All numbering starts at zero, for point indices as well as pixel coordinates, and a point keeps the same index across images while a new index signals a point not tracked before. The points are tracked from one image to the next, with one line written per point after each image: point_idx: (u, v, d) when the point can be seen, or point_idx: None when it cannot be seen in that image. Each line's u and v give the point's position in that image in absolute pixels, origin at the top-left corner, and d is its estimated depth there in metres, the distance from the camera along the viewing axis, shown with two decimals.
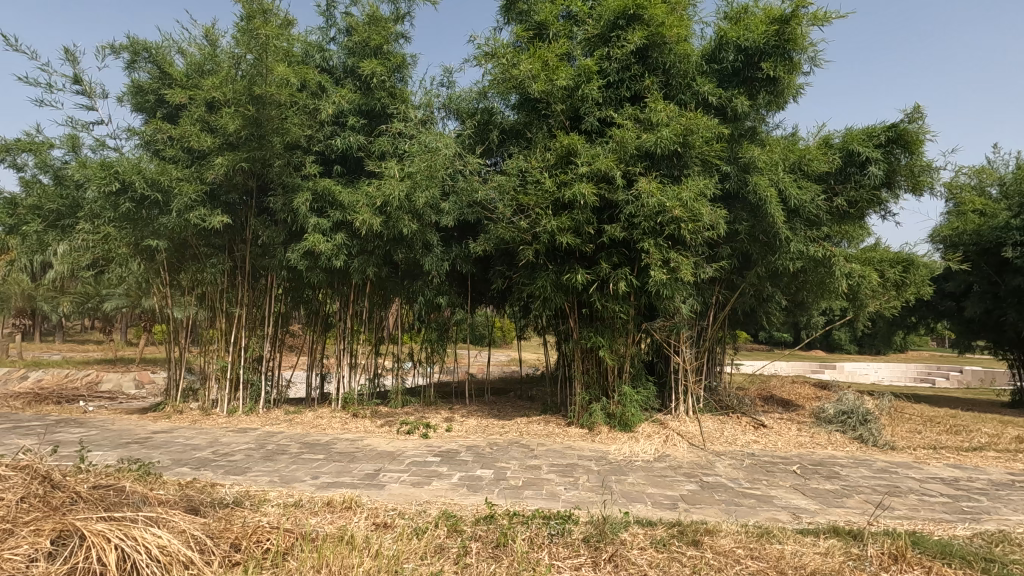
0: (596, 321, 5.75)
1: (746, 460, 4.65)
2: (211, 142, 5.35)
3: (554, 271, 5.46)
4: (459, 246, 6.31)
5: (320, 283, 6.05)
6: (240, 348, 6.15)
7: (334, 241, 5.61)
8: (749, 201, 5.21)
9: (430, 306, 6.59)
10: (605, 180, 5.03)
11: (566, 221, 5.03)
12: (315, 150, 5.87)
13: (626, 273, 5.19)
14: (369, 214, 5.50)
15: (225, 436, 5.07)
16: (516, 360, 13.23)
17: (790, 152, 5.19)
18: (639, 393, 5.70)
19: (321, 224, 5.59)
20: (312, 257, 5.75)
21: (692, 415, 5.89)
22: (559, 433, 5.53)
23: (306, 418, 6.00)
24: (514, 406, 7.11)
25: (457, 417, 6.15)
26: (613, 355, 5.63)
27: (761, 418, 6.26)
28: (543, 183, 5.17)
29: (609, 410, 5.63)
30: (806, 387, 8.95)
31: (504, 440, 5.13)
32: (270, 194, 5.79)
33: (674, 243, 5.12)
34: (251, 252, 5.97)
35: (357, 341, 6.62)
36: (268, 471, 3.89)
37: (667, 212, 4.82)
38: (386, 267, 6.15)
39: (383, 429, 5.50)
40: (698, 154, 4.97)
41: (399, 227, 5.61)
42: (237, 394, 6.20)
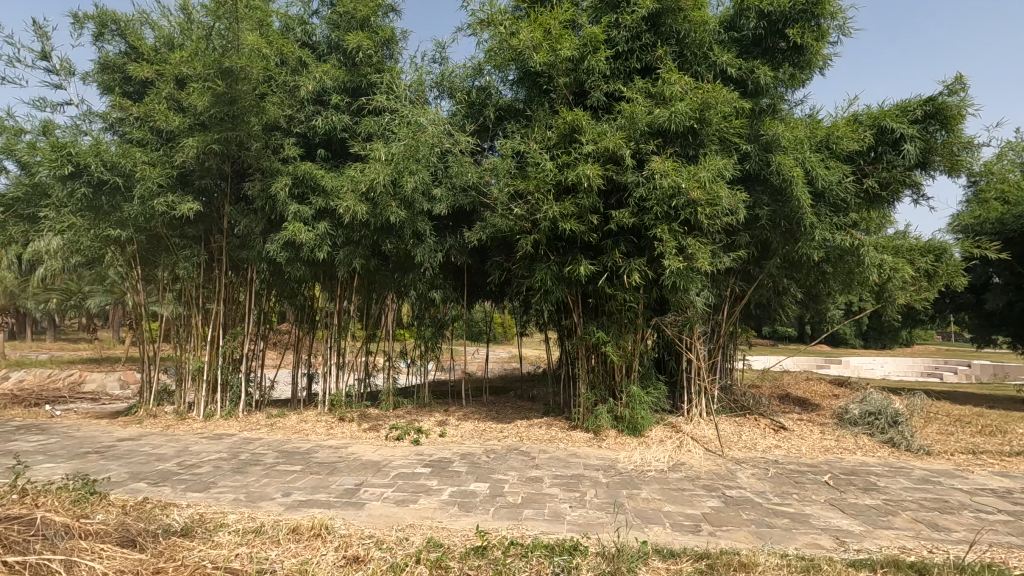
0: (602, 316, 5.31)
1: (769, 468, 4.19)
2: (178, 122, 4.88)
3: (556, 261, 4.99)
4: (454, 236, 5.86)
5: (304, 277, 5.60)
6: (218, 348, 5.71)
7: (317, 231, 5.16)
8: (771, 183, 4.75)
9: (424, 300, 6.13)
10: (613, 160, 4.58)
11: (569, 206, 4.58)
12: (297, 132, 5.42)
13: (637, 264, 4.74)
14: (356, 201, 5.06)
15: (196, 444, 4.63)
16: (517, 356, 12.78)
17: (816, 129, 4.73)
18: (649, 394, 5.25)
19: (305, 211, 5.15)
20: (295, 247, 5.31)
21: (706, 418, 5.44)
22: (562, 438, 5.08)
23: (289, 422, 5.56)
24: (514, 407, 6.65)
25: (452, 421, 5.70)
26: (621, 353, 5.18)
27: (780, 420, 5.81)
28: (543, 164, 4.71)
29: (616, 413, 5.18)
30: (821, 385, 8.49)
31: (502, 447, 4.68)
32: (247, 180, 5.33)
33: (689, 230, 4.68)
34: (228, 243, 5.51)
35: (345, 338, 6.16)
36: (235, 487, 3.45)
37: (682, 195, 4.38)
38: (375, 259, 5.70)
39: (371, 434, 5.06)
40: (716, 131, 4.51)
41: (388, 215, 5.16)
42: (216, 396, 5.75)
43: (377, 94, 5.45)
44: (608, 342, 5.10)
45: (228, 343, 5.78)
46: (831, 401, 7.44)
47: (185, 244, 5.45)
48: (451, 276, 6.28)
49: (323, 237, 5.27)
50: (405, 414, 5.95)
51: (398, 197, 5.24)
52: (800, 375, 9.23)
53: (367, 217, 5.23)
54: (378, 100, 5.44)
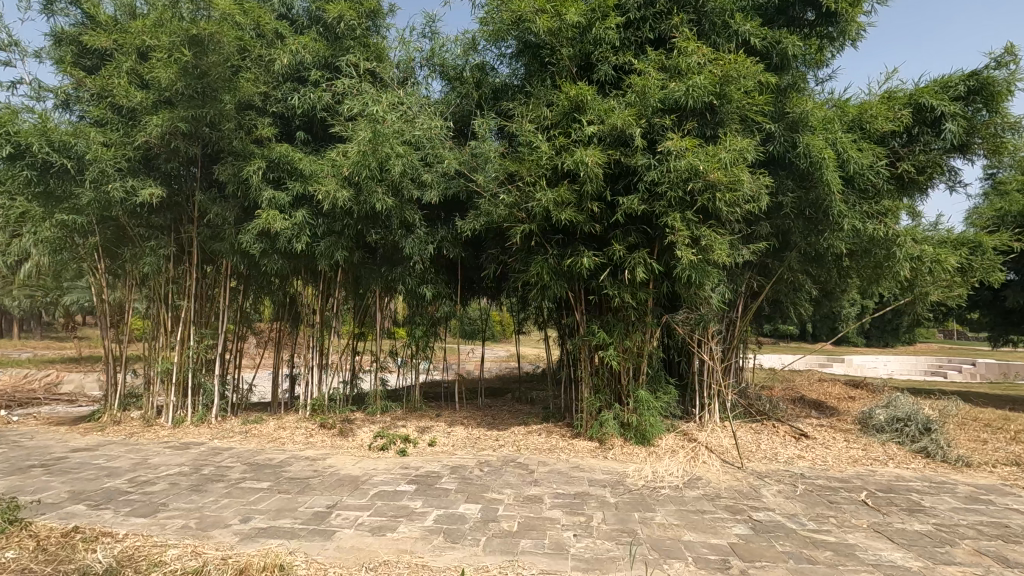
0: (606, 313, 4.85)
1: (797, 484, 3.73)
2: (140, 97, 4.41)
3: (556, 253, 4.53)
4: (446, 227, 5.40)
5: (282, 271, 5.14)
6: (188, 348, 5.25)
7: (294, 220, 4.70)
8: (797, 167, 4.30)
9: (413, 296, 5.67)
10: (622, 141, 4.13)
11: (566, 194, 4.11)
12: (273, 112, 4.95)
13: (645, 257, 4.28)
14: (339, 188, 4.62)
15: (157, 456, 4.16)
16: (515, 355, 12.31)
17: (847, 107, 4.29)
18: (659, 398, 4.79)
19: (282, 199, 4.70)
20: (272, 239, 4.86)
21: (720, 425, 4.99)
22: (563, 447, 4.63)
23: (266, 429, 5.11)
24: (511, 411, 6.18)
25: (443, 427, 5.25)
26: (627, 354, 4.74)
27: (798, 426, 5.36)
28: (538, 147, 4.24)
29: (622, 420, 4.73)
30: (835, 387, 8.05)
31: (497, 459, 4.22)
32: (218, 163, 4.86)
33: (704, 218, 4.23)
34: (199, 233, 5.04)
35: (327, 338, 5.71)
36: (186, 511, 2.98)
37: (699, 179, 3.94)
38: (359, 251, 5.24)
39: (354, 444, 4.60)
40: (736, 109, 4.06)
41: (373, 203, 4.70)
42: (186, 401, 5.29)
43: (362, 71, 4.99)
44: (613, 343, 4.65)
45: (200, 342, 5.33)
46: (849, 404, 6.98)
47: (150, 234, 4.97)
48: (442, 270, 5.80)
49: (301, 227, 4.81)
50: (393, 420, 5.49)
51: (385, 184, 4.79)
52: (812, 376, 8.78)
53: (349, 206, 4.77)
54: (362, 77, 4.98)
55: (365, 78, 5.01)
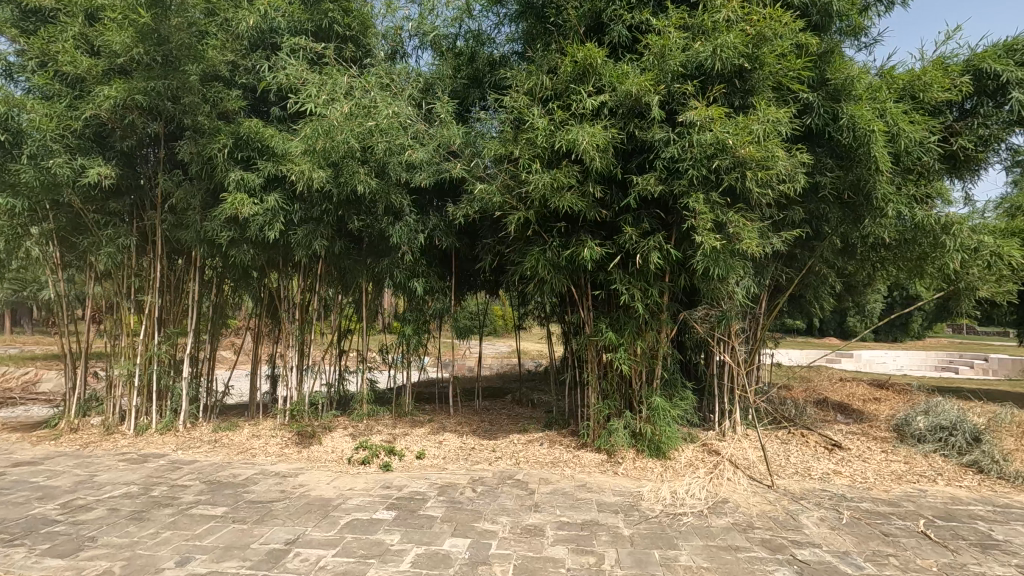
0: (615, 309, 4.32)
1: (840, 509, 3.20)
2: (88, 65, 3.88)
3: (558, 243, 4.00)
4: (438, 214, 4.88)
5: (256, 262, 4.63)
6: (152, 349, 4.74)
7: (266, 204, 4.19)
8: (837, 142, 3.76)
9: (402, 291, 5.16)
10: (637, 112, 3.59)
11: (568, 175, 3.57)
12: (243, 84, 4.42)
13: (661, 247, 3.75)
14: (315, 169, 4.10)
15: (106, 472, 3.65)
16: (515, 352, 11.80)
17: (896, 74, 3.76)
18: (675, 406, 4.27)
19: (252, 181, 4.18)
20: (241, 226, 4.35)
21: (743, 434, 4.47)
22: (568, 461, 4.11)
23: (238, 438, 4.61)
24: (510, 416, 5.66)
25: (435, 436, 4.74)
26: (639, 354, 4.22)
27: (829, 435, 4.84)
28: (535, 122, 3.69)
29: (634, 429, 4.21)
30: (859, 387, 7.52)
31: (492, 476, 3.70)
32: (181, 142, 4.33)
33: (729, 201, 3.70)
34: (162, 220, 4.52)
35: (308, 336, 5.20)
36: (116, 550, 2.48)
37: (726, 154, 3.41)
38: (341, 241, 4.71)
39: (332, 457, 4.09)
40: (771, 74, 3.51)
41: (354, 186, 4.17)
42: (151, 407, 4.80)
43: (327, 46, 4.38)
44: (624, 343, 4.12)
45: (165, 342, 4.82)
46: (878, 408, 6.45)
47: (106, 221, 4.47)
48: (435, 262, 5.28)
49: (274, 213, 4.31)
50: (380, 427, 4.98)
51: (367, 165, 4.27)
52: (832, 375, 8.24)
53: (328, 189, 4.26)
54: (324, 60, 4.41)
55: (325, 55, 4.38)
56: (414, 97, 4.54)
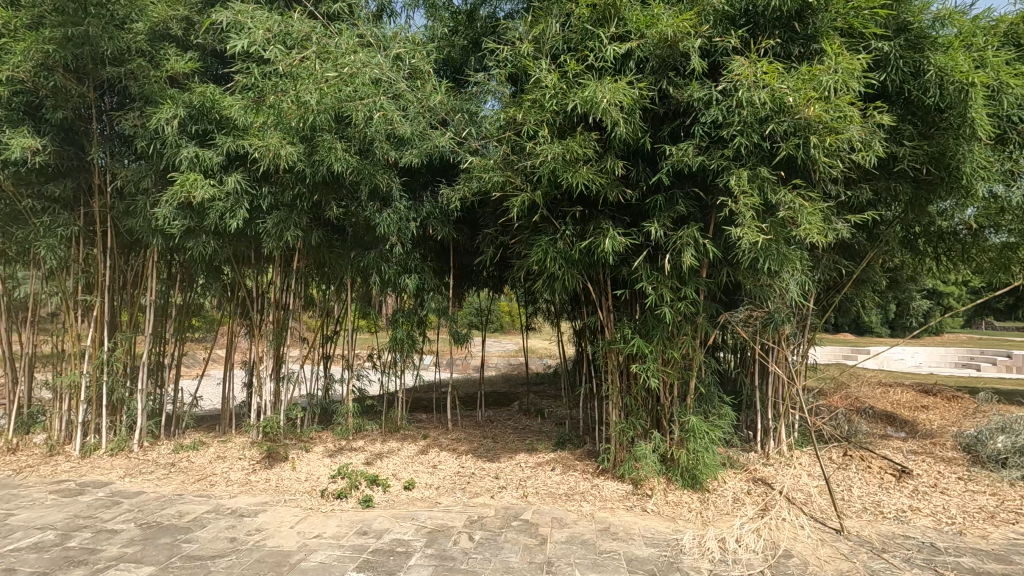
0: (641, 311, 3.63)
1: (939, 568, 2.50)
2: (4, 16, 3.23)
3: (572, 231, 3.30)
4: (432, 199, 4.21)
5: (219, 256, 3.97)
6: (100, 357, 4.10)
7: (225, 187, 3.53)
8: (917, 102, 3.04)
9: (391, 288, 4.48)
10: (671, 64, 2.89)
11: (586, 144, 2.87)
12: (199, 46, 3.76)
13: (696, 236, 3.02)
14: (284, 142, 3.47)
15: (25, 512, 3.01)
16: (523, 351, 11.13)
17: (993, 18, 3.05)
18: (713, 426, 3.58)
19: (209, 159, 3.52)
20: (198, 214, 3.68)
21: (792, 460, 3.77)
22: (585, 493, 3.43)
23: (198, 460, 3.96)
24: (517, 430, 4.99)
25: (429, 458, 4.06)
26: (669, 366, 3.53)
27: (891, 456, 4.12)
28: (544, 78, 2.98)
29: (664, 454, 3.53)
30: (905, 394, 6.77)
31: (495, 517, 3.03)
32: (125, 113, 3.67)
33: (786, 178, 2.96)
34: (108, 206, 3.87)
35: (285, 340, 4.54)
36: None
37: (786, 116, 2.68)
38: (318, 231, 4.04)
39: (304, 487, 3.43)
40: (839, 15, 2.81)
41: (329, 163, 3.51)
42: (100, 424, 4.14)
43: None
44: (652, 353, 3.43)
45: (117, 348, 4.17)
46: (933, 419, 5.69)
47: (43, 207, 3.77)
48: (431, 255, 4.61)
49: (237, 196, 3.65)
50: (367, 446, 4.31)
51: (346, 140, 3.63)
52: (871, 378, 7.51)
53: (299, 169, 3.59)
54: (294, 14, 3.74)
55: None
56: (392, 52, 3.81)
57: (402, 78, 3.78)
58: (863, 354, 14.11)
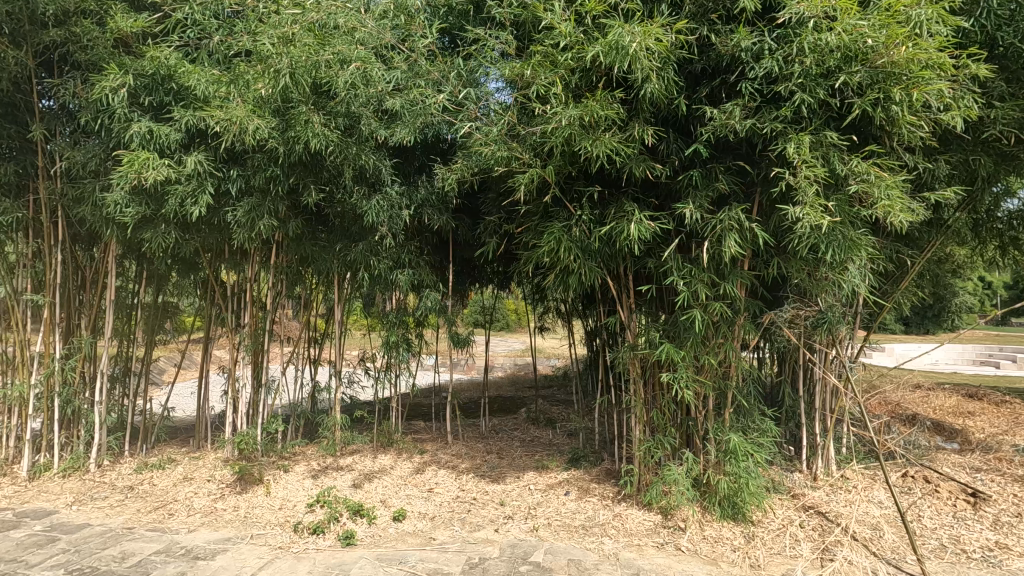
0: (669, 309, 3.10)
1: None
2: None
3: (590, 215, 2.79)
4: (426, 184, 3.70)
5: (183, 250, 3.47)
6: (52, 365, 3.61)
7: (185, 168, 3.03)
8: (1013, 53, 2.48)
9: (381, 285, 3.97)
10: (713, 8, 2.37)
11: (607, 106, 2.36)
12: (156, 7, 3.27)
13: (741, 218, 2.49)
14: (252, 114, 2.96)
15: None
16: (529, 351, 10.60)
17: None
18: (755, 444, 3.05)
19: (165, 135, 3.02)
20: (156, 200, 3.18)
21: (846, 485, 3.24)
22: (606, 525, 2.91)
23: (162, 483, 3.47)
24: (524, 442, 4.46)
25: (424, 479, 3.55)
26: (704, 374, 3.00)
27: (958, 476, 3.56)
28: (557, 29, 2.46)
29: (699, 478, 3.00)
30: (949, 399, 6.17)
31: (499, 560, 2.53)
32: (70, 84, 3.17)
33: (853, 146, 2.41)
34: (55, 193, 3.39)
35: (263, 344, 4.04)
36: None
37: (860, 65, 2.15)
38: (296, 220, 3.54)
39: (276, 519, 2.94)
40: None
41: (304, 139, 2.99)
42: (53, 441, 3.66)
43: None
44: (685, 360, 2.90)
45: (72, 355, 3.69)
46: (987, 428, 5.11)
47: None
48: (427, 248, 4.08)
49: (199, 180, 3.15)
50: (355, 464, 3.81)
51: (325, 113, 3.12)
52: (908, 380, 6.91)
53: (270, 146, 3.08)
54: None
55: None
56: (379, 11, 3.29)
57: (390, 41, 3.26)
58: (885, 352, 13.46)
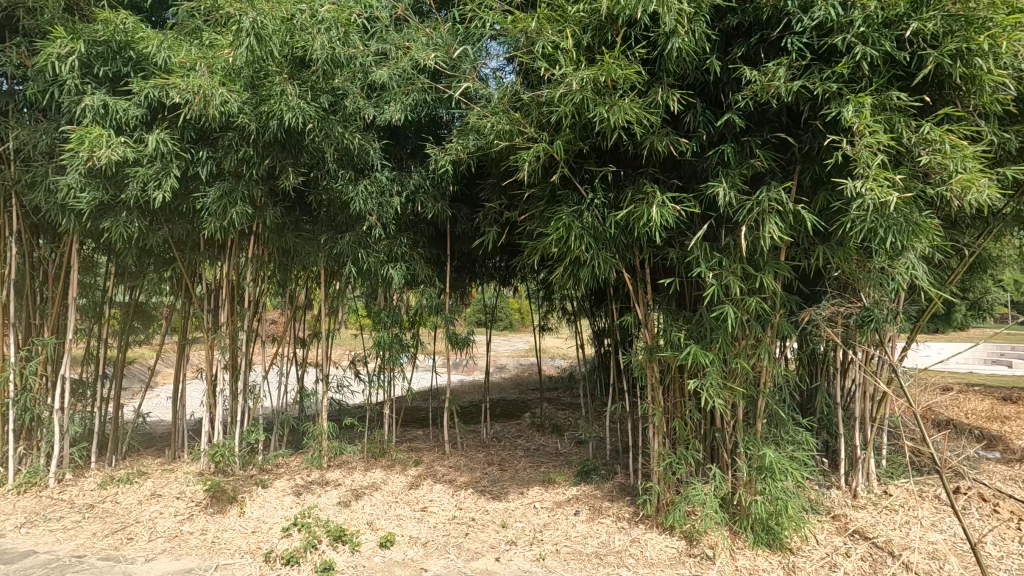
0: (693, 306, 2.73)
1: None
2: None
3: (604, 198, 2.42)
4: (420, 167, 3.34)
5: (149, 242, 3.13)
6: (7, 370, 3.27)
7: (145, 147, 2.69)
8: None
9: (371, 281, 3.61)
10: None
11: (625, 65, 1.99)
12: None
13: (784, 198, 2.12)
14: (220, 85, 2.62)
15: None
16: (534, 351, 10.19)
17: None
18: (792, 460, 2.68)
19: (122, 110, 2.67)
20: (114, 184, 2.83)
21: (892, 505, 2.87)
22: (623, 553, 2.56)
23: (127, 500, 3.13)
24: (529, 452, 4.10)
25: (417, 496, 3.20)
26: (734, 381, 2.64)
27: (1014, 492, 3.18)
28: None
29: (728, 499, 2.64)
30: (981, 402, 5.78)
31: None
32: (19, 54, 2.83)
33: (917, 112, 2.04)
34: (6, 178, 3.05)
35: (243, 345, 3.69)
36: None
37: (935, 9, 1.77)
38: (275, 208, 3.18)
39: (247, 546, 2.59)
40: None
41: (278, 114, 2.64)
42: (8, 452, 3.32)
43: None
44: (712, 364, 2.53)
45: (30, 358, 3.35)
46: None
47: None
48: (422, 241, 3.72)
49: (163, 161, 2.79)
50: (343, 477, 3.46)
51: (304, 85, 2.78)
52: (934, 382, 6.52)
53: (241, 123, 2.74)
54: None
55: None
56: None
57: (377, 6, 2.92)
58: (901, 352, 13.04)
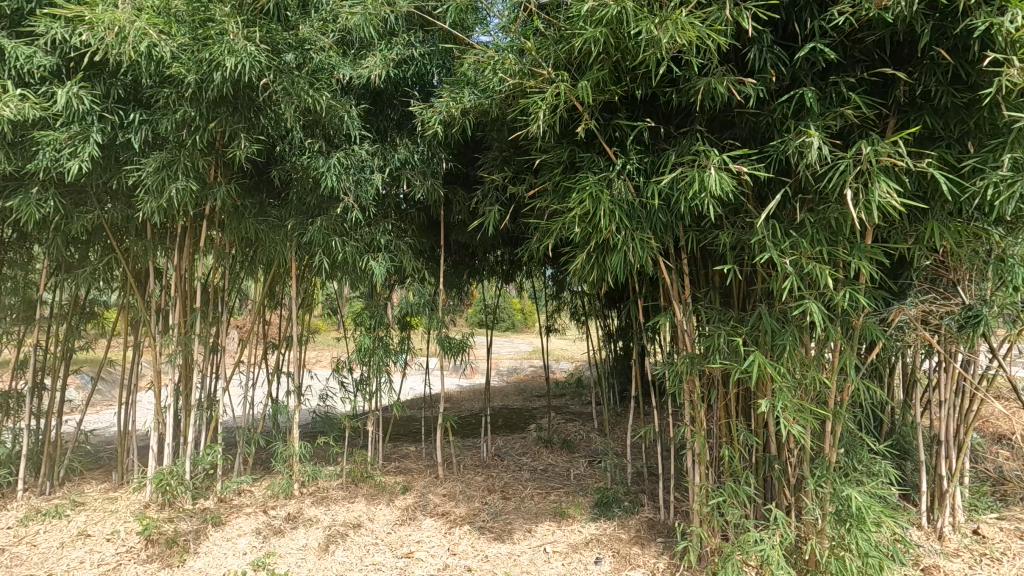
0: (748, 304, 2.16)
1: None
2: None
3: (640, 162, 1.85)
4: (407, 138, 2.78)
5: (74, 226, 2.56)
6: None
7: (53, 103, 2.13)
8: None
9: (350, 276, 3.04)
10: None
11: None
12: None
13: (898, 151, 1.54)
14: (145, 22, 2.06)
15: None
16: (540, 353, 9.61)
17: None
18: (876, 500, 2.09)
19: (22, 56, 2.12)
20: (21, 152, 2.28)
21: (992, 552, 2.30)
22: None
23: (46, 542, 2.56)
24: (536, 474, 3.53)
25: (404, 536, 2.63)
26: (803, 400, 2.06)
27: None
28: None
29: (795, 550, 2.06)
30: None
31: None
32: None
33: None
34: None
35: (199, 352, 3.12)
36: None
37: None
38: (229, 185, 2.62)
39: None
40: None
41: (221, 60, 2.07)
42: None
43: None
44: (780, 379, 1.95)
45: None
46: None
47: None
48: (412, 228, 3.15)
49: (81, 123, 2.23)
50: (316, 510, 2.89)
51: (256, 27, 2.22)
52: None
53: (176, 74, 2.17)
54: None
55: None
56: None
57: None
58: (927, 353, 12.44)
